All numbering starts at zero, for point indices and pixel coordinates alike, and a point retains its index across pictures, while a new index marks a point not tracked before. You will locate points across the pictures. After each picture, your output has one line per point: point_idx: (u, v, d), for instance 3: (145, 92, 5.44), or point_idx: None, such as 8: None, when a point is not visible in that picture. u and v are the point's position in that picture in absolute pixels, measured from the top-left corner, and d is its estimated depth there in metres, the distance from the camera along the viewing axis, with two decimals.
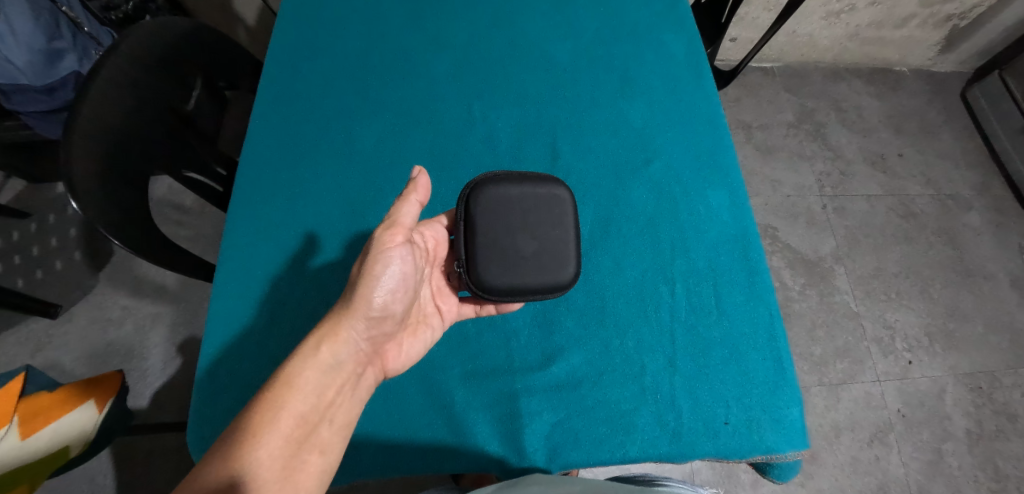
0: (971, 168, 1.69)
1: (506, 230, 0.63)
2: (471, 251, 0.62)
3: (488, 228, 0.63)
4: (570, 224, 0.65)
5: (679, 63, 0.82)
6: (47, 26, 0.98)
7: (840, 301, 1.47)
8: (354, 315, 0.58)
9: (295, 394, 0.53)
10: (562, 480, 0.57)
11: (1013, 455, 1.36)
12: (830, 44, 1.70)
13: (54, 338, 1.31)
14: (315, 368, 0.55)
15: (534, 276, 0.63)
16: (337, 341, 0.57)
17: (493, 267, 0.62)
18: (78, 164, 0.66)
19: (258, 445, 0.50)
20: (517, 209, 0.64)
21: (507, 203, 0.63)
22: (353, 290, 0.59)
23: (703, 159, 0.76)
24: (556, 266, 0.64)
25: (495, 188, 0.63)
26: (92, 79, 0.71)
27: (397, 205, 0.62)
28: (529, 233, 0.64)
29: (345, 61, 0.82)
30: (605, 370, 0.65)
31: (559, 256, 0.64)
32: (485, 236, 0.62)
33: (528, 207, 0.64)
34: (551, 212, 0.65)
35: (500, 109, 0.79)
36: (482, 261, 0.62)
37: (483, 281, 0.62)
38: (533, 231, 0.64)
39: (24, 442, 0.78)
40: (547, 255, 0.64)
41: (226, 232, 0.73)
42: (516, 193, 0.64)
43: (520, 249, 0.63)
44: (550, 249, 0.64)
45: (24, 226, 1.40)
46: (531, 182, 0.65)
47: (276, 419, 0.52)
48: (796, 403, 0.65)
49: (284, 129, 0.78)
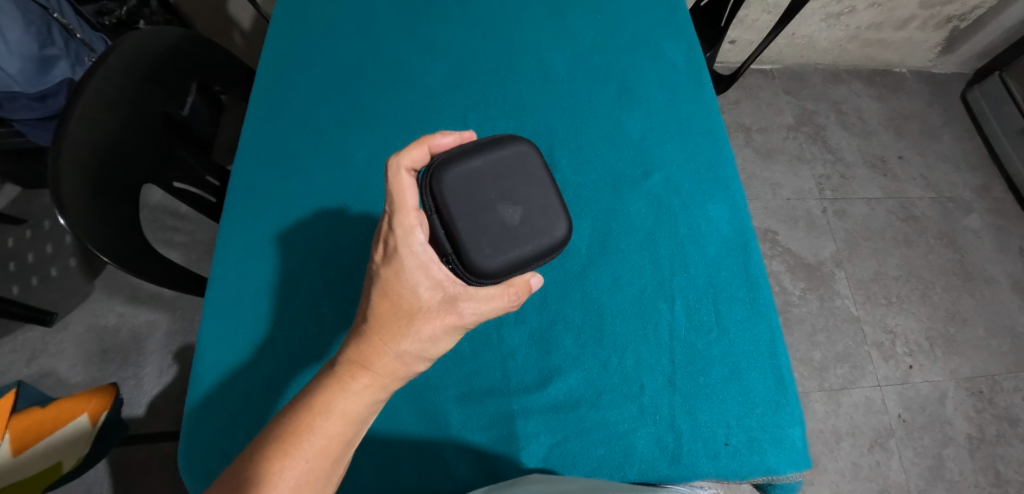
0: (972, 171, 1.68)
1: (483, 204, 0.56)
2: (453, 240, 0.55)
3: (465, 209, 0.56)
4: (546, 179, 0.59)
5: (679, 72, 0.81)
6: (39, 32, 0.96)
7: (840, 305, 1.46)
8: (395, 349, 0.53)
9: (325, 419, 0.52)
10: (560, 481, 0.56)
11: (1013, 460, 1.36)
12: (830, 46, 1.68)
13: (50, 346, 1.29)
14: (353, 398, 0.53)
15: (526, 244, 0.57)
16: (379, 375, 0.53)
17: (483, 245, 0.55)
18: (65, 180, 0.65)
19: (285, 467, 0.50)
20: (487, 180, 0.57)
21: (476, 177, 0.57)
22: (411, 328, 0.53)
23: (702, 171, 0.74)
24: (548, 224, 0.58)
25: (456, 166, 0.56)
26: (81, 91, 0.69)
27: (396, 182, 0.54)
28: (509, 199, 0.57)
29: (340, 71, 0.80)
30: (604, 390, 0.64)
31: (547, 214, 0.58)
32: (463, 218, 0.56)
33: (500, 173, 0.58)
34: (528, 178, 0.58)
35: (496, 120, 0.78)
36: (466, 245, 0.55)
37: (479, 267, 0.55)
38: (515, 199, 0.57)
39: (16, 458, 0.82)
40: (534, 215, 0.58)
41: (216, 249, 0.71)
42: (480, 164, 0.57)
43: (504, 217, 0.57)
44: (537, 206, 0.58)
45: (20, 233, 1.38)
46: (489, 148, 0.58)
47: (304, 445, 0.51)
48: (797, 422, 0.64)
49: (275, 142, 0.76)
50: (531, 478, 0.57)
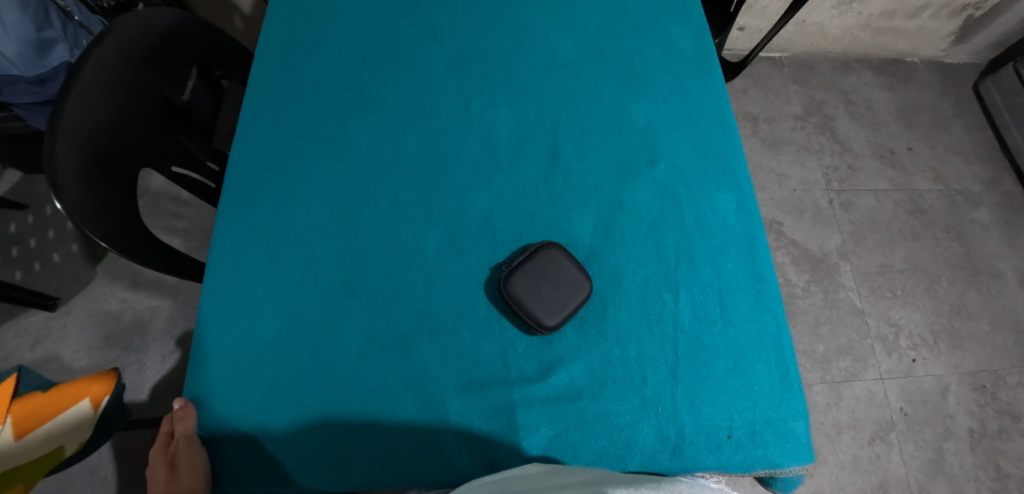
0: (982, 163, 1.66)
1: (540, 277, 0.65)
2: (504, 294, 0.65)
3: (528, 276, 0.65)
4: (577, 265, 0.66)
5: (687, 58, 0.79)
6: (35, 14, 0.94)
7: (845, 297, 1.45)
8: None
9: None
10: (561, 472, 0.54)
11: (1015, 455, 1.35)
12: (841, 34, 1.65)
13: (53, 330, 1.29)
14: None
15: (576, 292, 0.65)
16: None
17: (526, 300, 0.64)
18: (62, 165, 0.64)
19: None
20: (548, 264, 0.66)
21: (545, 260, 0.66)
22: None
23: (710, 160, 0.73)
24: (573, 295, 0.65)
25: (540, 252, 0.67)
26: (76, 74, 0.68)
27: None
28: (553, 279, 0.65)
29: (340, 55, 0.79)
30: (606, 381, 0.63)
31: (574, 290, 0.65)
32: (523, 280, 0.65)
33: (554, 259, 0.66)
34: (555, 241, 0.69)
35: (500, 106, 0.76)
36: (518, 300, 0.64)
37: (548, 331, 0.64)
38: (555, 271, 0.66)
39: (18, 442, 0.82)
40: (566, 290, 0.65)
41: (214, 235, 0.69)
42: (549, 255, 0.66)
43: (546, 289, 0.64)
44: (568, 285, 0.65)
45: (21, 219, 1.38)
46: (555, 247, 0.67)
47: None
48: (801, 416, 0.64)
49: (275, 126, 0.74)
50: (532, 471, 0.56)
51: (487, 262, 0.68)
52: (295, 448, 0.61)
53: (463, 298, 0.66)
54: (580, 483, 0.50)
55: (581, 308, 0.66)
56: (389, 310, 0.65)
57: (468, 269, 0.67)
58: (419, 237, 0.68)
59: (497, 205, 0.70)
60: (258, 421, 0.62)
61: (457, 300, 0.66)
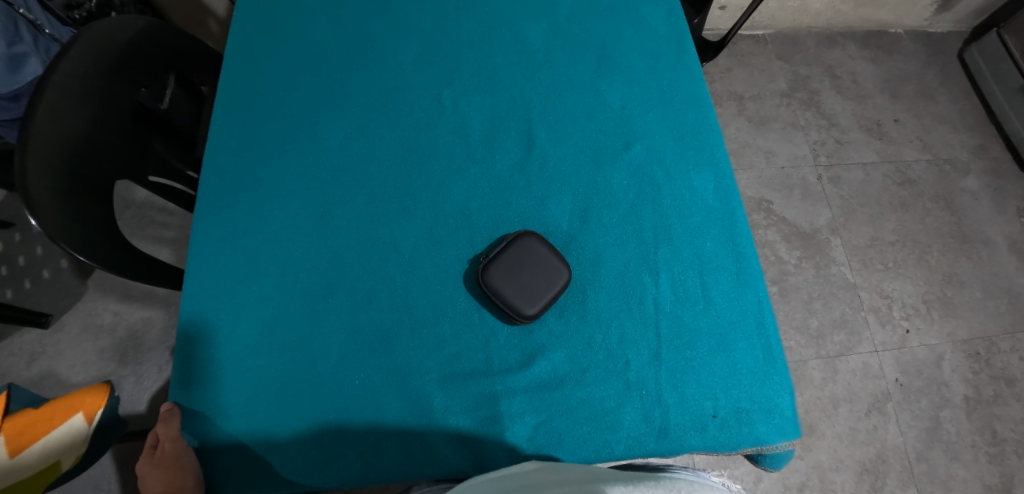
0: (970, 131, 1.65)
1: (518, 268, 0.65)
2: (484, 285, 0.64)
3: (505, 265, 0.65)
4: (557, 255, 0.66)
5: (659, 38, 0.79)
6: (5, 29, 0.90)
7: (837, 272, 1.45)
8: None
9: None
10: (558, 469, 0.53)
11: (1011, 418, 1.36)
12: (824, 8, 1.64)
13: (48, 347, 1.28)
14: None
15: (555, 279, 0.65)
16: None
17: (507, 288, 0.64)
18: (35, 180, 0.63)
19: None
20: (528, 256, 0.66)
21: (528, 252, 0.66)
22: None
23: (686, 139, 0.73)
24: (552, 279, 0.65)
25: (518, 243, 0.67)
26: (44, 88, 0.66)
27: None
28: (530, 270, 0.65)
29: (308, 53, 0.78)
30: (588, 367, 0.63)
31: (552, 276, 0.65)
32: (502, 267, 0.65)
33: (530, 251, 0.66)
34: (532, 230, 0.68)
35: (473, 96, 0.75)
36: (498, 289, 0.64)
37: (528, 320, 0.64)
38: (533, 260, 0.66)
39: (13, 459, 0.83)
40: (541, 276, 0.65)
41: (191, 241, 0.68)
42: (531, 248, 0.66)
43: (522, 277, 0.64)
44: (544, 274, 0.65)
45: (8, 237, 1.35)
46: (537, 238, 0.67)
47: None
48: (786, 392, 0.65)
49: (246, 128, 0.73)
50: (528, 469, 0.55)
51: (465, 255, 0.68)
52: (282, 449, 0.61)
53: (443, 291, 0.66)
54: (573, 481, 0.49)
55: (560, 296, 0.66)
56: (369, 307, 0.65)
57: (447, 262, 0.67)
58: (397, 234, 0.68)
59: (474, 195, 0.70)
60: (244, 424, 0.62)
61: (437, 293, 0.66)
